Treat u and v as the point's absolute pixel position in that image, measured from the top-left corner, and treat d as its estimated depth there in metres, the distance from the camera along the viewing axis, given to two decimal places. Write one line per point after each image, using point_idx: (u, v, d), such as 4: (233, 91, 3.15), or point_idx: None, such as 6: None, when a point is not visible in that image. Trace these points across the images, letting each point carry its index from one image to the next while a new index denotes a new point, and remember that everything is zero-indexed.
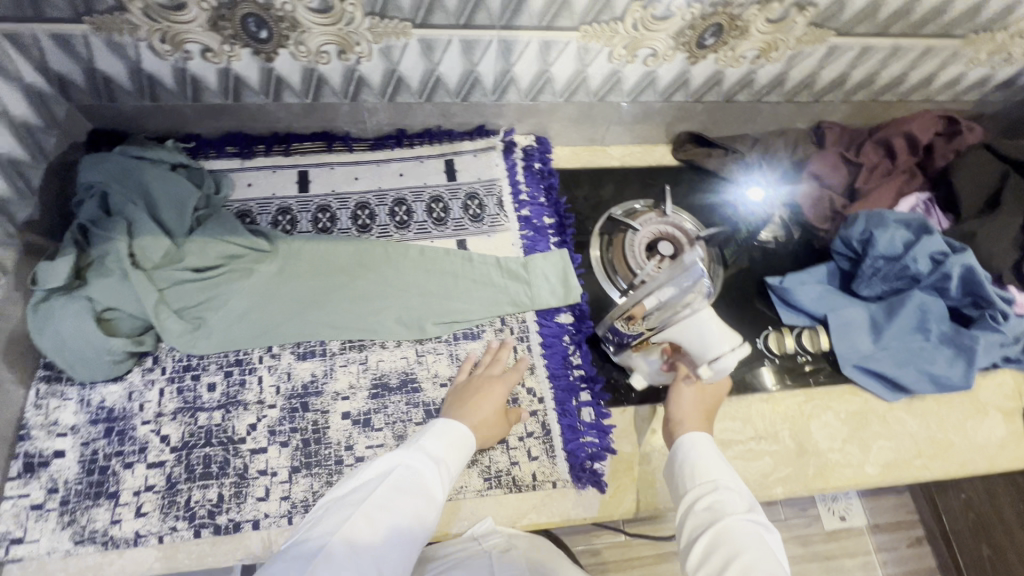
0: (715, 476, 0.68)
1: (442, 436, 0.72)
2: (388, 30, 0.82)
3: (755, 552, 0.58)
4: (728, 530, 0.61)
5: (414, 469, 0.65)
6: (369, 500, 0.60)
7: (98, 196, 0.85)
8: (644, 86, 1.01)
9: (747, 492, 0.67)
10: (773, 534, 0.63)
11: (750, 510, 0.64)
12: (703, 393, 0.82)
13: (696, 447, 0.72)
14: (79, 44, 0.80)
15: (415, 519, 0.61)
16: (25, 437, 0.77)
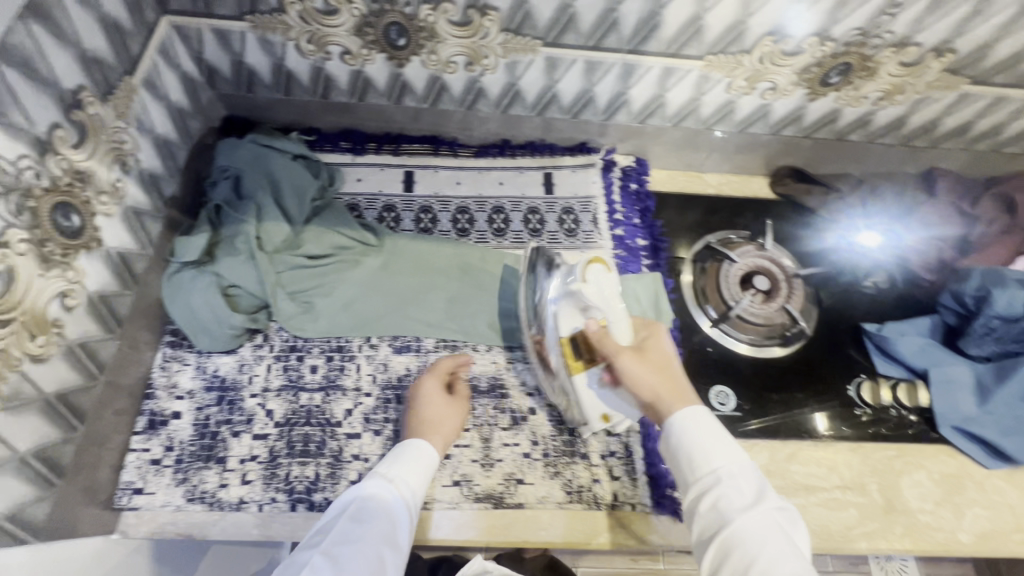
0: (715, 463, 0.64)
1: (400, 458, 0.75)
2: (518, 46, 0.85)
3: (772, 552, 0.56)
4: (740, 531, 0.58)
5: (372, 498, 0.69)
6: (330, 539, 0.64)
7: (231, 179, 0.91)
8: (757, 118, 1.00)
9: (748, 470, 0.64)
10: (786, 509, 0.61)
11: (757, 497, 0.61)
12: (647, 358, 0.76)
13: (684, 435, 0.67)
14: (235, 39, 0.85)
15: (376, 544, 0.64)
16: (150, 396, 0.83)
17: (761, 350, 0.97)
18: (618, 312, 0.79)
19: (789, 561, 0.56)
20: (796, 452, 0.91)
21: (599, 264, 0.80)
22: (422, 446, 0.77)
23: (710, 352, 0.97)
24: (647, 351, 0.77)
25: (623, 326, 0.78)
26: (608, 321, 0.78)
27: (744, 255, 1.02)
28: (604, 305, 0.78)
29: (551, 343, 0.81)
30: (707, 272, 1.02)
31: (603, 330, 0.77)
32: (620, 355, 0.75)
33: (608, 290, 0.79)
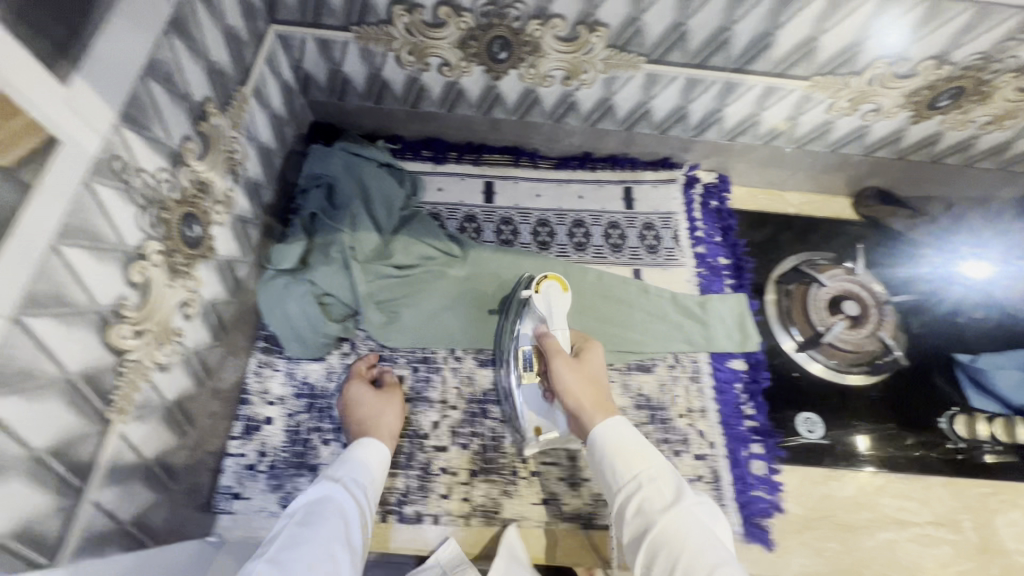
0: (633, 469, 0.66)
1: (351, 460, 0.73)
2: (620, 62, 0.84)
3: (690, 549, 0.57)
4: (662, 533, 0.59)
5: (324, 500, 0.66)
6: (277, 545, 0.59)
7: (324, 188, 0.92)
8: (853, 138, 0.97)
9: (666, 470, 0.66)
10: (701, 502, 0.63)
11: (675, 496, 0.62)
12: (583, 368, 0.80)
13: (608, 440, 0.70)
14: (336, 49, 0.86)
15: (327, 543, 0.60)
16: (245, 401, 0.84)
17: (848, 377, 0.95)
18: (563, 324, 0.85)
19: (705, 553, 0.57)
20: (885, 484, 0.89)
21: (557, 282, 0.86)
22: (375, 444, 0.76)
23: (795, 376, 0.95)
24: (583, 362, 0.82)
25: (565, 337, 0.84)
26: (553, 330, 0.84)
27: (834, 279, 1.00)
28: (552, 314, 0.85)
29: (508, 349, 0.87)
30: (794, 294, 1.00)
31: (550, 337, 0.83)
32: (561, 359, 0.80)
33: (559, 306, 0.86)
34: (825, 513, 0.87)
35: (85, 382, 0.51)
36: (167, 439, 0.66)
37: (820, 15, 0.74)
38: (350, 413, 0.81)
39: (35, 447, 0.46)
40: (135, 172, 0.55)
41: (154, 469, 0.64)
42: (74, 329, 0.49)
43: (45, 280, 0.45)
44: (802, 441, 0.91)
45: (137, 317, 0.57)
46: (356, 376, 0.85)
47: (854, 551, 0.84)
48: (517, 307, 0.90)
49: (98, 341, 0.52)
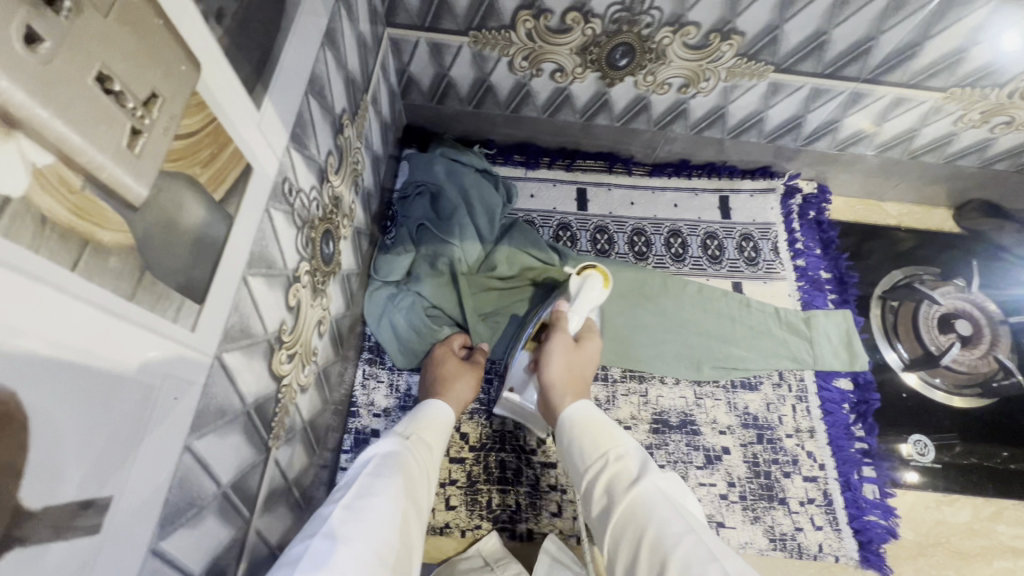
0: (602, 446, 0.61)
1: (418, 419, 0.71)
2: (745, 71, 0.80)
3: (656, 521, 0.51)
4: (629, 511, 0.53)
5: (392, 454, 0.63)
6: (351, 492, 0.56)
7: (426, 196, 0.91)
8: (974, 148, 0.95)
9: (635, 446, 0.60)
10: (670, 477, 0.57)
11: (641, 470, 0.57)
12: (577, 355, 0.74)
13: (579, 417, 0.65)
14: (448, 53, 0.83)
15: (401, 499, 0.58)
16: (353, 414, 0.83)
17: (955, 398, 0.93)
18: (585, 314, 0.76)
19: (670, 521, 0.51)
20: (1000, 511, 0.87)
21: (600, 276, 0.76)
22: (444, 408, 0.74)
23: (904, 398, 0.93)
24: (578, 349, 0.75)
25: (578, 324, 0.76)
26: (572, 314, 0.76)
27: (946, 296, 0.98)
28: (579, 301, 0.76)
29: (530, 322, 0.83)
30: (901, 310, 0.98)
31: (565, 318, 0.75)
32: (556, 339, 0.73)
33: (590, 300, 0.76)
34: (941, 541, 0.84)
35: (256, 412, 0.50)
36: (302, 460, 0.65)
37: (977, 25, 0.71)
38: (434, 380, 0.79)
39: (223, 483, 0.45)
40: (296, 193, 0.53)
41: (292, 491, 0.63)
42: (252, 361, 0.47)
43: (237, 315, 0.43)
44: (914, 464, 0.89)
45: (290, 341, 0.56)
46: (448, 347, 0.83)
47: None
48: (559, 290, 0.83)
49: (266, 370, 0.51)
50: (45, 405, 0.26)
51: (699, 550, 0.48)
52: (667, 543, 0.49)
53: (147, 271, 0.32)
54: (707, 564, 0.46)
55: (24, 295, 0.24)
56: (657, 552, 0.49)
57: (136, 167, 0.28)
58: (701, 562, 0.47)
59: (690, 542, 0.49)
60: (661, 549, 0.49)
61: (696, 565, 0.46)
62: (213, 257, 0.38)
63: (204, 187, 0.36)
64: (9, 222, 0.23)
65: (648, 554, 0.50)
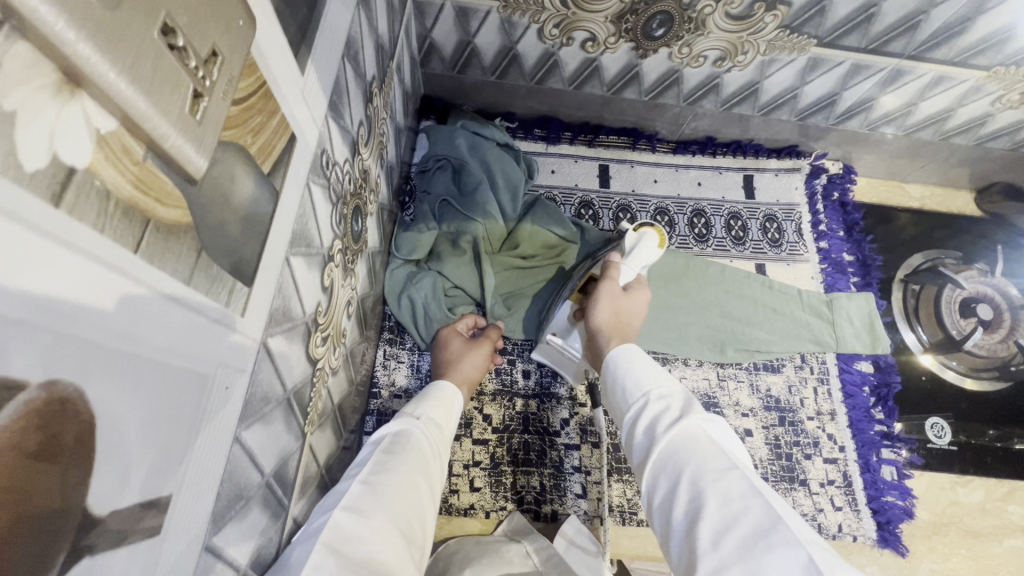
0: (644, 385, 0.56)
1: (427, 399, 0.68)
2: (786, 44, 0.78)
3: (697, 459, 0.46)
4: (665, 449, 0.49)
5: (404, 433, 0.60)
6: (366, 469, 0.54)
7: (446, 171, 0.88)
8: (1006, 131, 0.96)
9: (680, 389, 0.55)
10: (716, 419, 0.51)
11: (683, 411, 0.51)
12: (627, 302, 0.72)
13: (623, 355, 0.62)
14: (475, 18, 0.79)
15: (414, 478, 0.55)
16: (374, 395, 0.81)
17: (969, 379, 0.93)
18: (638, 267, 0.75)
19: (710, 460, 0.46)
20: (1012, 491, 0.88)
21: (656, 235, 0.76)
22: (450, 388, 0.71)
23: (923, 381, 0.93)
24: (627, 297, 0.73)
25: (628, 275, 0.75)
26: (623, 266, 0.75)
27: (968, 281, 0.98)
28: (631, 253, 0.75)
29: (574, 276, 0.82)
30: (924, 293, 0.97)
31: (615, 267, 0.74)
32: (604, 285, 0.73)
33: (643, 253, 0.75)
34: (955, 519, 0.86)
35: (295, 400, 0.47)
36: (331, 444, 0.63)
37: None
38: (439, 360, 0.77)
39: (266, 472, 0.43)
40: (333, 167, 0.49)
41: (322, 475, 0.61)
42: (292, 345, 0.45)
43: (280, 297, 0.41)
44: (931, 446, 0.90)
45: (324, 323, 0.53)
46: (453, 330, 0.81)
47: (981, 558, 0.84)
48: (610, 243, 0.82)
49: (304, 354, 0.48)
50: (109, 402, 0.23)
51: (742, 490, 0.43)
52: (707, 481, 0.44)
53: (204, 252, 0.29)
54: (750, 505, 0.42)
55: (88, 281, 0.21)
56: (694, 491, 0.45)
57: (197, 136, 0.25)
58: (745, 502, 0.42)
59: (733, 482, 0.44)
60: (697, 489, 0.44)
61: (738, 506, 0.42)
62: (261, 235, 0.35)
63: (254, 159, 0.33)
64: (73, 199, 0.19)
65: (686, 492, 0.45)
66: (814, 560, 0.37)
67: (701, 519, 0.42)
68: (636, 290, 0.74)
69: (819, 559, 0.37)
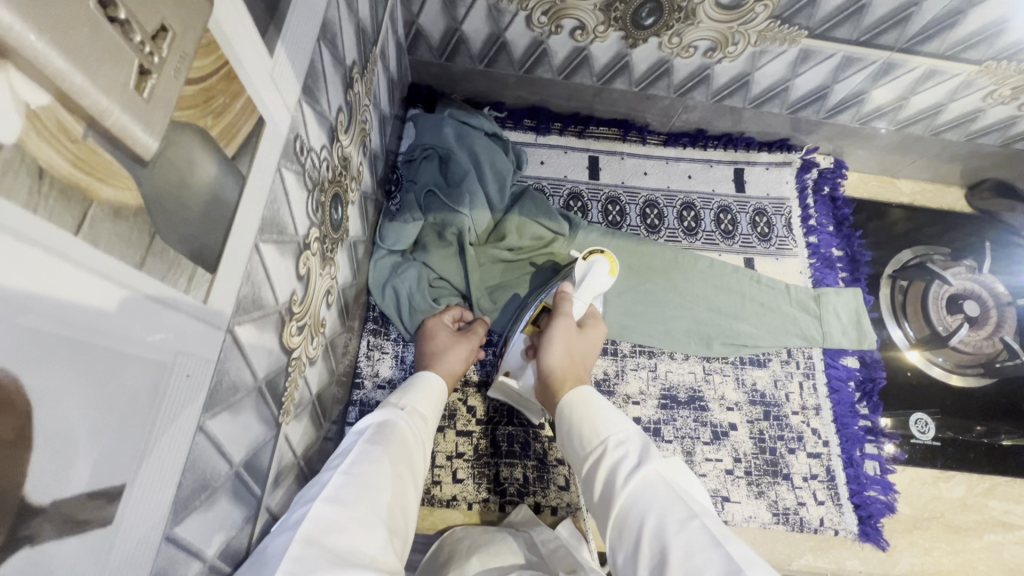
0: (601, 431, 0.56)
1: (412, 389, 0.67)
2: (776, 35, 0.77)
3: (657, 510, 0.46)
4: (628, 501, 0.49)
5: (388, 424, 0.59)
6: (349, 460, 0.53)
7: (433, 160, 0.87)
8: (998, 127, 0.95)
9: (637, 432, 0.55)
10: (677, 465, 0.51)
11: (641, 457, 0.52)
12: (579, 337, 0.72)
13: (574, 405, 0.61)
14: (461, 5, 0.78)
15: (396, 470, 0.54)
16: (358, 385, 0.81)
17: (954, 375, 0.94)
18: (589, 298, 0.75)
19: (671, 510, 0.46)
20: (993, 487, 0.89)
21: (607, 261, 0.75)
22: (436, 380, 0.71)
23: (908, 376, 0.93)
24: (581, 334, 0.73)
25: (581, 307, 0.75)
26: (575, 296, 0.74)
27: (956, 277, 0.98)
28: (583, 284, 0.75)
29: (533, 302, 0.81)
30: (911, 289, 0.97)
31: (568, 299, 0.74)
32: (557, 321, 0.71)
33: (595, 283, 0.75)
34: (937, 514, 0.86)
35: (268, 389, 0.47)
36: (309, 434, 0.62)
37: None
38: (424, 352, 0.76)
39: (235, 462, 0.42)
40: (308, 152, 0.48)
41: (300, 466, 0.60)
42: (264, 334, 0.44)
43: (249, 284, 0.40)
44: (914, 441, 0.90)
45: (300, 312, 0.52)
46: (440, 321, 0.80)
47: (962, 553, 0.84)
48: (564, 273, 0.81)
49: (277, 342, 0.47)
50: (50, 389, 0.22)
51: (704, 541, 0.43)
52: (669, 535, 0.44)
53: (158, 236, 0.28)
54: (712, 556, 0.41)
55: (23, 264, 0.20)
56: (659, 545, 0.44)
57: (147, 115, 0.24)
58: (706, 555, 0.41)
59: (693, 531, 0.44)
60: (662, 541, 0.44)
61: (700, 559, 0.41)
62: (226, 221, 0.35)
63: (215, 141, 0.32)
64: (1, 175, 0.19)
65: (651, 548, 0.45)
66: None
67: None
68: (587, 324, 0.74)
69: None
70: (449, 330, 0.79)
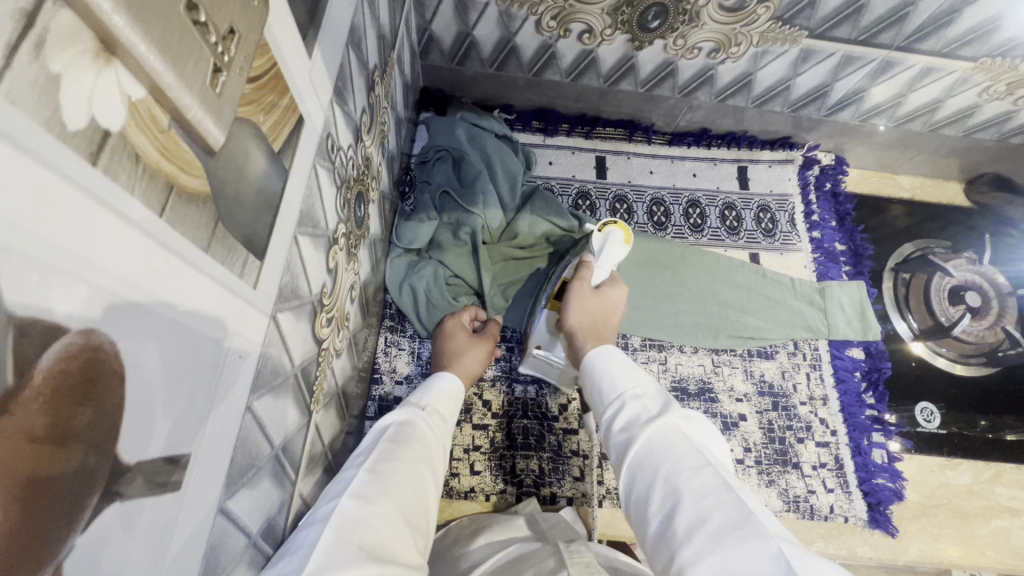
0: (620, 386, 0.59)
1: (432, 390, 0.68)
2: (778, 36, 0.80)
3: (672, 458, 0.49)
4: (643, 448, 0.51)
5: (410, 423, 0.60)
6: (372, 456, 0.54)
7: (447, 162, 0.90)
8: (995, 122, 0.98)
9: (656, 389, 0.57)
10: (694, 417, 0.53)
11: (659, 410, 0.54)
12: (598, 301, 0.75)
13: (599, 356, 0.65)
14: (474, 10, 0.81)
15: (418, 466, 0.55)
16: (377, 380, 0.83)
17: (958, 365, 0.95)
18: (609, 267, 0.78)
19: (685, 457, 0.48)
20: (999, 473, 0.91)
21: (620, 231, 0.76)
22: (453, 385, 0.71)
23: (913, 366, 0.95)
24: (601, 296, 0.76)
25: (601, 275, 0.78)
26: (596, 266, 0.77)
27: (957, 269, 1.01)
28: (602, 255, 0.77)
29: (552, 278, 0.84)
30: (913, 281, 1.00)
31: (587, 268, 0.77)
32: (575, 288, 0.76)
33: (612, 252, 0.77)
34: (945, 500, 0.88)
35: (302, 375, 0.49)
36: (334, 425, 0.64)
37: None
38: (444, 354, 0.78)
39: (275, 445, 0.44)
40: (337, 151, 0.51)
41: (327, 456, 0.62)
42: (300, 323, 0.46)
43: (289, 274, 0.42)
44: (920, 429, 0.92)
45: (329, 304, 0.55)
46: (458, 322, 0.81)
47: (970, 538, 0.86)
48: (581, 244, 0.84)
49: (310, 332, 0.49)
50: (138, 357, 0.24)
51: (715, 485, 0.45)
52: (682, 478, 0.47)
53: (220, 223, 0.30)
54: (723, 499, 0.44)
55: (123, 241, 0.22)
56: (670, 487, 0.47)
57: (217, 108, 0.27)
58: (717, 497, 0.44)
59: (706, 477, 0.46)
60: (674, 484, 0.47)
61: (712, 501, 0.44)
62: (271, 212, 0.37)
63: (265, 136, 0.34)
64: (109, 159, 0.21)
65: (662, 490, 0.47)
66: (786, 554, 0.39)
67: (677, 514, 0.45)
68: (608, 286, 0.77)
69: (788, 550, 0.39)
70: (466, 328, 0.81)
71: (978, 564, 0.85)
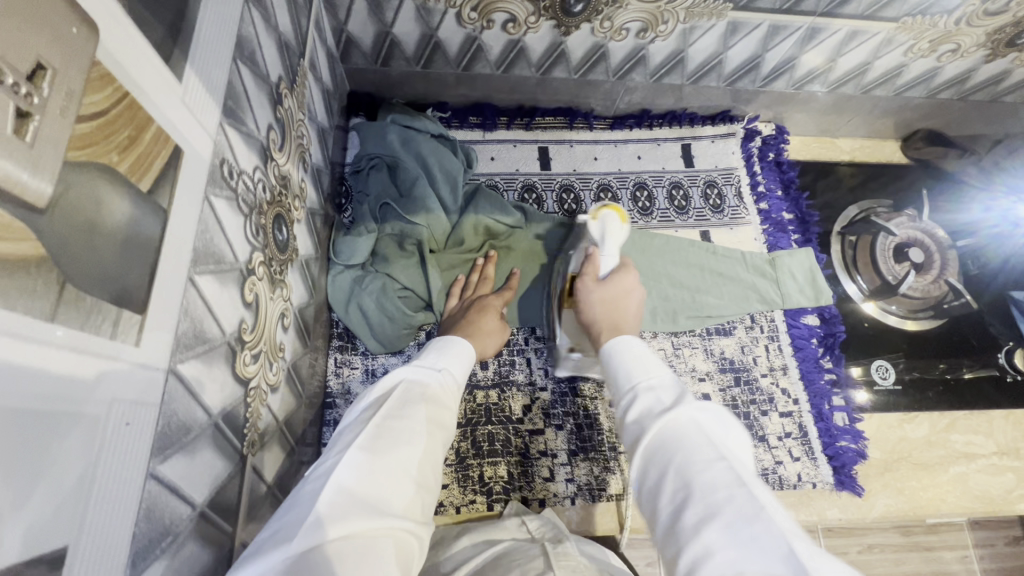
0: (635, 377, 0.56)
1: (446, 354, 0.63)
2: (704, 10, 0.79)
3: (684, 451, 0.45)
4: (655, 440, 0.48)
5: (422, 385, 0.55)
6: (383, 411, 0.49)
7: (383, 170, 0.86)
8: (923, 80, 0.99)
9: (674, 381, 0.54)
10: (710, 408, 0.50)
11: (675, 401, 0.51)
12: (609, 291, 0.73)
13: (620, 350, 0.61)
14: (389, 7, 0.76)
15: (431, 426, 0.50)
16: (330, 404, 0.80)
17: (909, 321, 0.98)
18: (616, 254, 0.76)
19: (699, 450, 0.45)
20: (953, 422, 0.93)
21: (614, 213, 0.74)
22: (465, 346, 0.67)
23: (866, 327, 0.97)
24: (609, 285, 0.74)
25: (610, 263, 0.76)
26: (601, 256, 0.76)
27: (900, 227, 1.02)
28: (605, 242, 0.76)
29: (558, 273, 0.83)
30: (860, 243, 1.01)
31: (594, 261, 0.75)
32: (580, 284, 0.74)
33: (614, 236, 0.75)
34: (905, 453, 0.90)
35: (225, 423, 0.45)
36: (280, 462, 0.61)
37: None
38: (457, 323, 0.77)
39: (198, 504, 0.41)
40: (238, 176, 0.47)
41: (276, 495, 0.59)
42: (213, 368, 0.43)
43: (188, 320, 0.38)
44: (877, 388, 0.94)
45: (252, 339, 0.51)
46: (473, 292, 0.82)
47: (931, 488, 0.88)
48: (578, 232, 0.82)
49: (229, 375, 0.46)
50: None
51: (728, 480, 0.42)
52: (695, 470, 0.44)
53: (69, 284, 0.27)
54: (736, 494, 0.41)
55: None
56: (679, 480, 0.44)
57: (32, 159, 0.24)
58: (730, 492, 0.41)
59: (720, 472, 0.43)
60: (686, 475, 0.44)
61: (723, 495, 0.41)
62: (149, 257, 0.33)
63: (126, 177, 0.31)
64: None
65: (673, 482, 0.44)
66: (794, 549, 0.36)
67: (688, 507, 0.42)
68: (618, 275, 0.75)
69: (800, 550, 0.36)
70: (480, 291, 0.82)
71: (940, 512, 0.87)
